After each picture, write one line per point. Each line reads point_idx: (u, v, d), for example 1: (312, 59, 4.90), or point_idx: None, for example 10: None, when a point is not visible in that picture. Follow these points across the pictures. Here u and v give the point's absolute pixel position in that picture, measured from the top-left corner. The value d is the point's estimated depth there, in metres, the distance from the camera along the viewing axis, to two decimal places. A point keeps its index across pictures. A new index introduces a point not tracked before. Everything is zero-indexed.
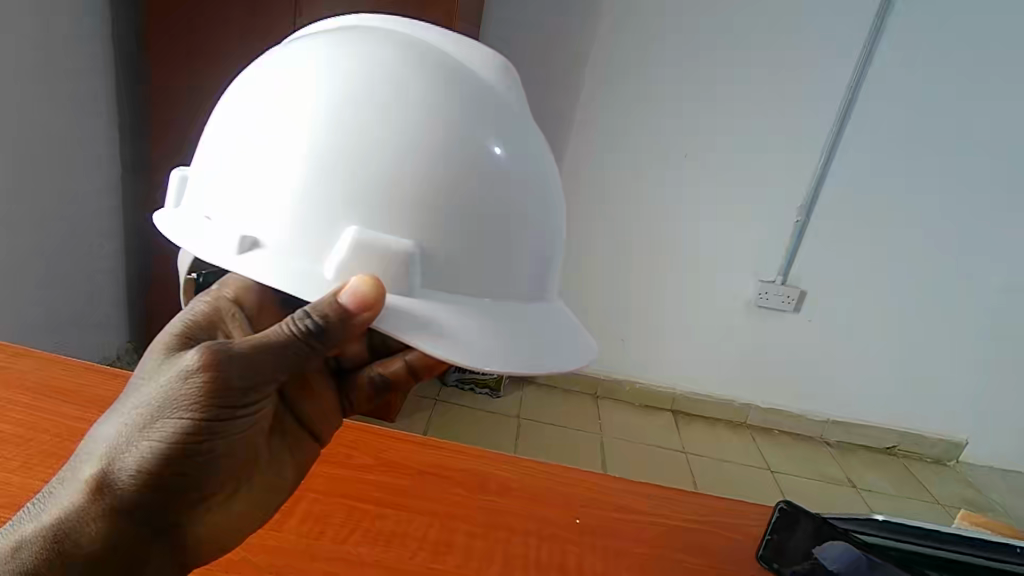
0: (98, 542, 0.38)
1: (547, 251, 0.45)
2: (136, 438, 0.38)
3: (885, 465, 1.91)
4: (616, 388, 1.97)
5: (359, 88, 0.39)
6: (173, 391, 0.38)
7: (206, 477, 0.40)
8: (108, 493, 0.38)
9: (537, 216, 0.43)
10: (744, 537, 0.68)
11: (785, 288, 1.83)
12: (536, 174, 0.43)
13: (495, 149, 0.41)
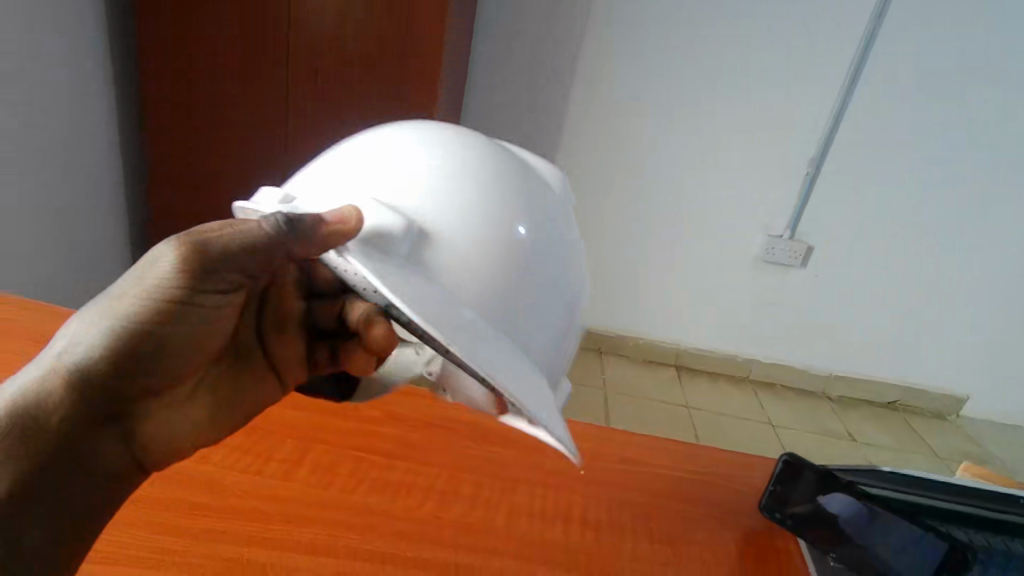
0: (48, 424, 0.37)
1: (555, 327, 0.46)
2: (102, 316, 0.38)
3: (885, 419, 1.93)
4: (619, 343, 1.98)
5: (452, 150, 0.44)
6: (145, 269, 0.39)
7: (165, 367, 0.41)
8: (64, 368, 0.37)
9: (563, 289, 0.46)
10: (748, 488, 0.69)
11: (792, 244, 1.81)
12: (572, 261, 0.47)
13: (551, 222, 0.45)
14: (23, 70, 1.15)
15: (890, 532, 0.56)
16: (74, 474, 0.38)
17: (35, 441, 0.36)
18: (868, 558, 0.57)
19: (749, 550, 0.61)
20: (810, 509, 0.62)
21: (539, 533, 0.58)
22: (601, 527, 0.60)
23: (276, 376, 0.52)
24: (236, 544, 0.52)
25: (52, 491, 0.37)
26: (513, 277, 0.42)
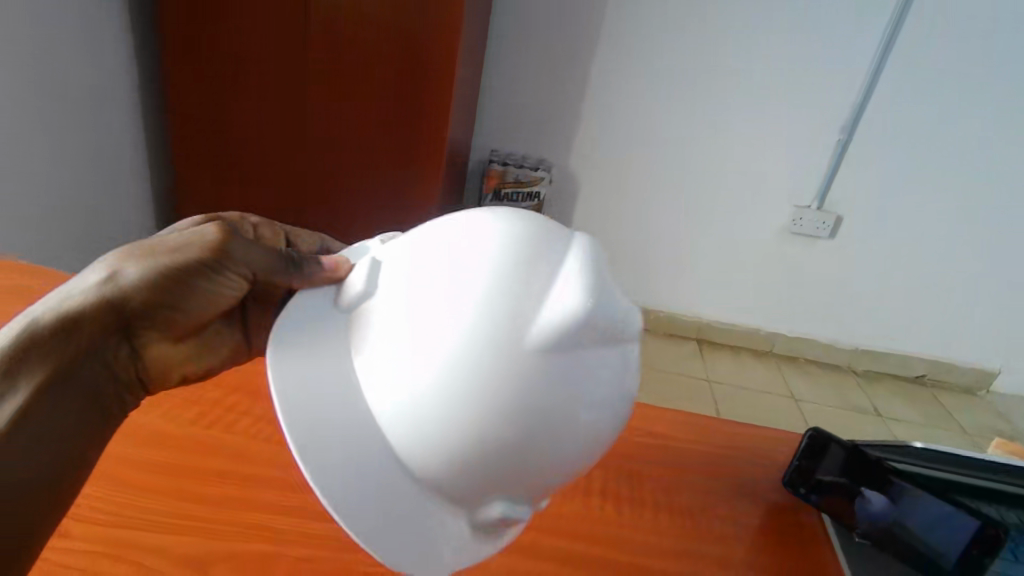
0: (82, 337, 0.42)
1: (482, 487, 0.37)
2: (155, 260, 0.44)
3: (912, 394, 1.89)
4: (640, 316, 1.97)
5: (474, 298, 0.34)
6: (196, 237, 0.45)
7: (180, 314, 0.47)
8: (114, 293, 0.43)
9: (504, 459, 0.36)
10: (772, 462, 0.68)
11: (821, 214, 1.76)
12: (549, 437, 0.36)
13: (534, 376, 0.35)
14: (45, 44, 1.14)
15: (918, 509, 0.55)
16: (88, 386, 0.44)
17: (67, 349, 0.42)
18: (898, 535, 0.56)
19: (769, 524, 0.60)
20: (835, 485, 0.61)
21: (557, 506, 0.58)
22: (621, 500, 0.60)
23: (247, 347, 0.57)
24: (256, 511, 0.52)
25: (72, 396, 0.43)
26: (432, 421, 0.35)
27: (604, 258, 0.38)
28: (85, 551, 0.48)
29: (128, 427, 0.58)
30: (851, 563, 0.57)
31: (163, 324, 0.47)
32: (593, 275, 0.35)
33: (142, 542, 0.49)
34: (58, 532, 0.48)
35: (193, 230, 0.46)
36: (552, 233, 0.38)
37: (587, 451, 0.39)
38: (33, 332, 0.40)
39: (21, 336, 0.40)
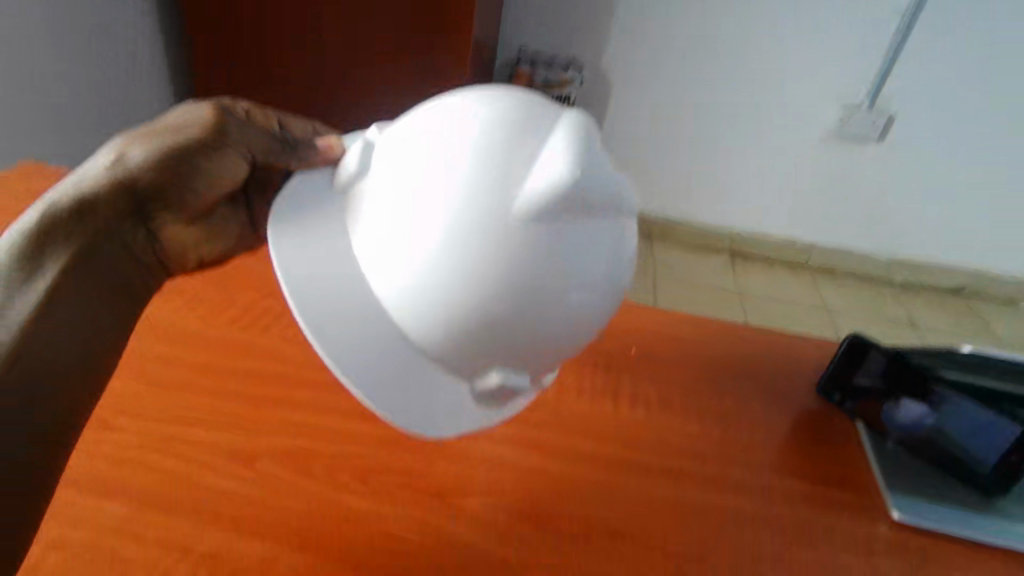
0: (96, 219, 0.44)
1: (480, 360, 0.39)
2: (157, 142, 0.45)
3: (951, 305, 1.84)
4: (671, 228, 1.92)
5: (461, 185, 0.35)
6: (194, 118, 0.46)
7: (189, 197, 0.47)
8: (121, 176, 0.45)
9: (500, 332, 0.37)
10: (806, 368, 0.67)
11: (872, 114, 1.64)
12: (544, 309, 0.37)
13: (525, 245, 0.35)
14: None
15: (961, 419, 0.55)
16: (109, 270, 0.46)
17: (85, 231, 0.44)
18: (935, 441, 0.57)
19: (800, 427, 0.60)
20: (872, 390, 0.60)
21: (587, 409, 0.58)
22: (651, 405, 0.60)
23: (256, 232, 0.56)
24: (295, 409, 0.54)
25: (94, 277, 0.45)
26: (428, 293, 0.36)
27: (595, 134, 0.37)
28: (132, 444, 0.50)
29: (165, 330, 0.59)
30: (882, 465, 0.57)
31: (175, 207, 0.47)
32: (580, 146, 0.35)
33: (185, 437, 0.51)
34: (106, 426, 0.51)
35: (191, 111, 0.47)
36: (540, 118, 0.37)
37: (582, 330, 0.40)
38: (52, 215, 0.43)
39: (42, 218, 0.43)
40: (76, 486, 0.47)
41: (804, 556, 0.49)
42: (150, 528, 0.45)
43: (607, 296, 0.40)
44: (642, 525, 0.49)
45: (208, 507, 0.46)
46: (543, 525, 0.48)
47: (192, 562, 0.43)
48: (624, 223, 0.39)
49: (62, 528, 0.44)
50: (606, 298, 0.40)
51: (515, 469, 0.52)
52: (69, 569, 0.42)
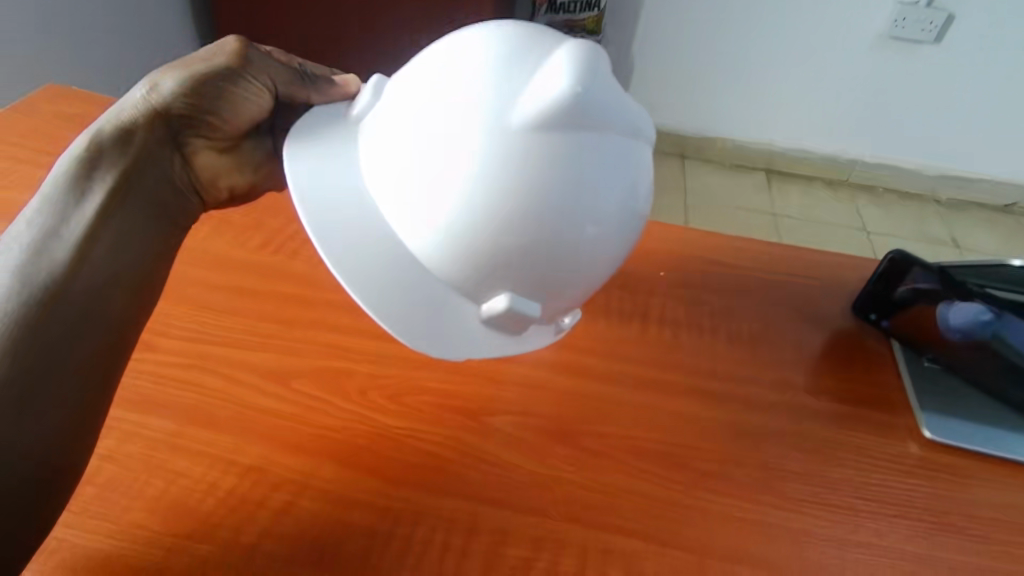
0: (133, 144, 0.45)
1: (482, 286, 0.38)
2: (185, 69, 0.45)
3: (999, 223, 1.76)
4: (704, 147, 1.85)
5: (470, 112, 0.34)
6: (219, 47, 0.46)
7: (219, 123, 0.47)
8: (153, 102, 0.45)
9: (509, 256, 0.36)
10: (842, 287, 0.65)
11: (929, 12, 1.51)
12: (548, 231, 0.36)
13: (530, 159, 0.34)
14: None
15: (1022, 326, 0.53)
16: (153, 191, 0.46)
17: (128, 156, 0.44)
18: (991, 348, 0.54)
19: (835, 347, 0.59)
20: (910, 308, 0.58)
21: (617, 329, 0.58)
22: (682, 327, 0.59)
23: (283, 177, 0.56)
24: (328, 331, 0.55)
25: (140, 200, 0.45)
26: (428, 213, 0.36)
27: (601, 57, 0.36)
28: (171, 363, 0.52)
29: (194, 253, 0.60)
30: (916, 384, 0.56)
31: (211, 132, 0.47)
32: (587, 61, 0.34)
33: (220, 357, 0.52)
34: (145, 345, 0.53)
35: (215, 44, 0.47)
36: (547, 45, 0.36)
37: (598, 259, 0.38)
38: (96, 140, 0.44)
39: (88, 144, 0.43)
40: (125, 402, 0.49)
41: (830, 472, 0.49)
42: (194, 441, 0.47)
43: (618, 227, 0.38)
44: (668, 443, 0.50)
45: (247, 423, 0.48)
46: (569, 442, 0.49)
47: (236, 473, 0.46)
48: (639, 151, 0.37)
49: (113, 440, 0.47)
50: (617, 231, 0.38)
51: (543, 388, 0.53)
52: (123, 477, 0.45)
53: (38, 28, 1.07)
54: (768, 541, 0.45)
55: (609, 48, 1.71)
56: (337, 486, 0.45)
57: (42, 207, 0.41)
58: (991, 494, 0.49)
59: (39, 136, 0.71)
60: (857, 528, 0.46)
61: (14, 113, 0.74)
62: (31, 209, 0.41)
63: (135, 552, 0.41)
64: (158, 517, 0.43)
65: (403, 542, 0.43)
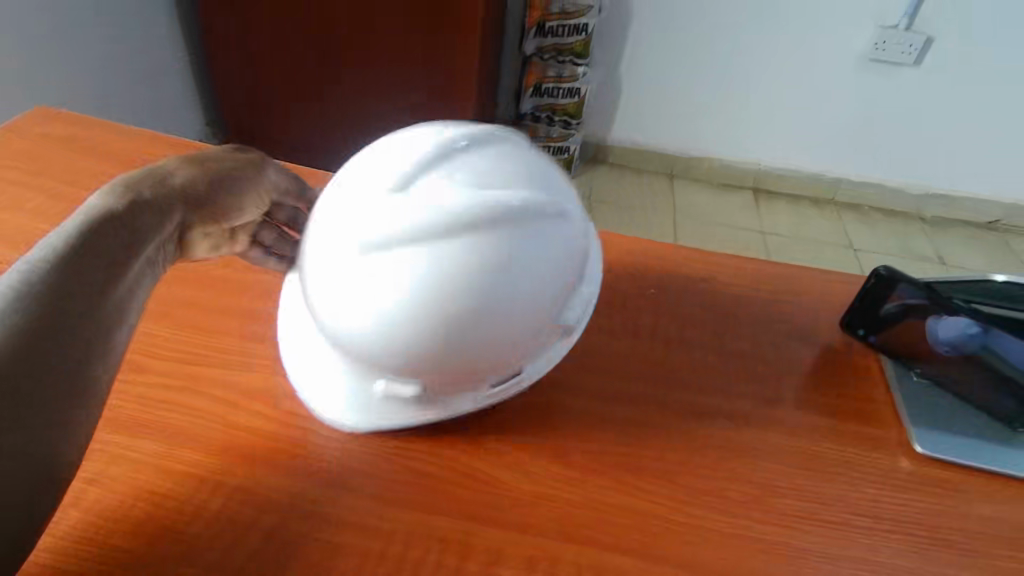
0: (148, 204, 0.47)
1: (430, 333, 0.43)
2: (201, 163, 0.51)
3: (983, 240, 1.79)
4: (693, 166, 1.88)
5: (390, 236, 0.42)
6: (229, 151, 0.53)
7: (226, 206, 0.51)
8: (169, 180, 0.49)
9: (420, 348, 0.44)
10: (829, 302, 0.66)
11: (910, 35, 1.55)
12: (484, 275, 0.42)
13: (434, 279, 0.42)
14: None
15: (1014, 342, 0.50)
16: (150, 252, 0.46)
17: (141, 214, 0.46)
18: (981, 364, 0.53)
19: (825, 362, 0.60)
20: (898, 324, 0.59)
21: (607, 345, 0.58)
22: (673, 343, 0.59)
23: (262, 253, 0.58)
24: None
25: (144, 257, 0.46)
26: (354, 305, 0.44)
27: (503, 213, 0.42)
28: (158, 383, 0.51)
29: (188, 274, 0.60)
30: (907, 397, 0.57)
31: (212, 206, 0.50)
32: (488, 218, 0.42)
33: (208, 377, 0.52)
34: (132, 365, 0.52)
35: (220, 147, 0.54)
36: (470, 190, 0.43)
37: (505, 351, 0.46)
38: (104, 200, 0.45)
39: (107, 204, 0.45)
40: (114, 423, 0.48)
41: (822, 488, 0.49)
42: (181, 463, 0.46)
43: (551, 283, 0.45)
44: (658, 459, 0.50)
45: (235, 444, 0.48)
46: (560, 459, 0.49)
47: (223, 495, 0.45)
48: (545, 279, 0.45)
49: (99, 462, 0.46)
50: (549, 283, 0.45)
51: (534, 405, 0.53)
52: (108, 501, 0.44)
53: (29, 49, 1.07)
54: (761, 557, 0.45)
55: (597, 70, 1.74)
56: (329, 507, 0.45)
57: (45, 252, 0.42)
58: (982, 507, 0.49)
59: (28, 156, 0.71)
60: (849, 544, 0.46)
61: (3, 133, 0.74)
62: (34, 256, 0.41)
63: None
64: (146, 540, 0.42)
65: (395, 563, 0.42)
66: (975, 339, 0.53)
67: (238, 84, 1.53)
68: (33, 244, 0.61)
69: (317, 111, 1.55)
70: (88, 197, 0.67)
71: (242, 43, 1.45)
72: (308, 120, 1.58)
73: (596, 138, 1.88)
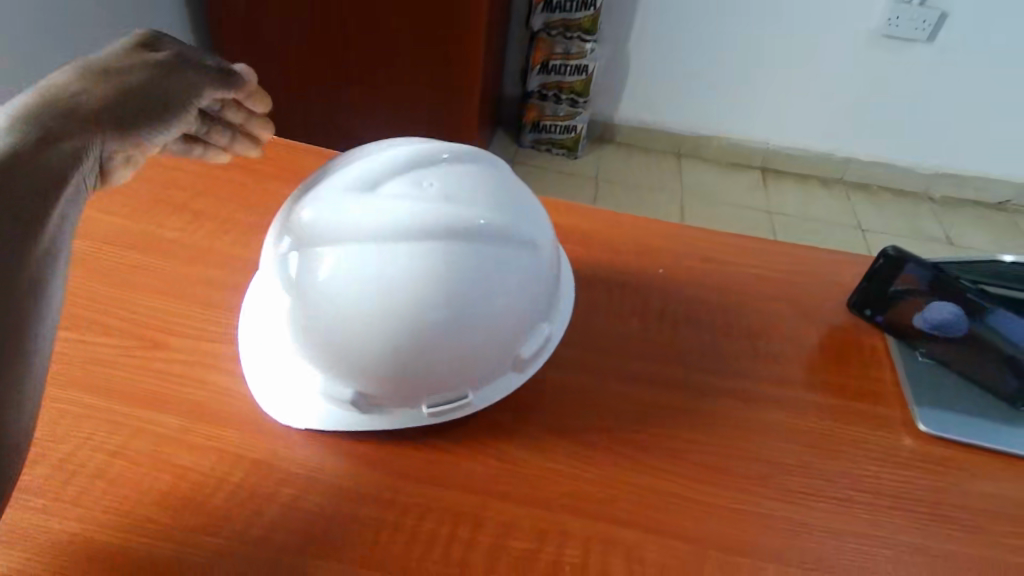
0: (70, 132, 0.38)
1: (381, 332, 0.45)
2: (110, 76, 0.42)
3: (993, 220, 1.78)
4: (700, 146, 1.86)
5: (360, 262, 0.44)
6: (134, 57, 0.44)
7: (151, 123, 0.43)
8: (79, 98, 0.39)
9: (380, 364, 0.46)
10: (835, 282, 0.66)
11: (924, 11, 1.53)
12: (435, 275, 0.44)
13: (397, 311, 0.44)
14: None
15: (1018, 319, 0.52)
16: (82, 173, 0.38)
17: (66, 143, 0.37)
18: (982, 344, 0.55)
19: (832, 342, 0.60)
20: (903, 306, 0.59)
21: (615, 325, 0.59)
22: (680, 324, 0.60)
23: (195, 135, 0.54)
24: None
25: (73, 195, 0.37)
26: (316, 316, 0.46)
27: (470, 255, 0.45)
28: (178, 361, 0.52)
29: (203, 256, 0.61)
30: (912, 377, 0.57)
31: (134, 122, 0.42)
32: (452, 262, 0.44)
33: (226, 355, 0.53)
34: (151, 343, 0.53)
35: (115, 54, 0.44)
36: (445, 229, 0.44)
37: (464, 366, 0.47)
38: (9, 127, 0.35)
39: (18, 130, 0.35)
40: (136, 399, 0.50)
41: (827, 465, 0.50)
42: (203, 438, 0.48)
43: (504, 304, 0.47)
44: (667, 437, 0.51)
45: (254, 419, 0.49)
46: (571, 437, 0.50)
47: (245, 469, 0.46)
48: (505, 312, 0.47)
49: (122, 436, 0.47)
50: (501, 305, 0.46)
51: (545, 385, 0.54)
52: (132, 474, 0.45)
53: None
54: (767, 532, 0.46)
55: (605, 47, 1.72)
56: (347, 481, 0.46)
57: None
58: (984, 484, 0.50)
59: None
60: (853, 519, 0.47)
61: None
62: None
63: (149, 544, 0.42)
64: (171, 510, 0.44)
65: (410, 534, 0.44)
66: (978, 318, 0.54)
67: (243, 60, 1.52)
68: None
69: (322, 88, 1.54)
70: None
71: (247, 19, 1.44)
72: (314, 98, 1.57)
73: (603, 117, 1.86)
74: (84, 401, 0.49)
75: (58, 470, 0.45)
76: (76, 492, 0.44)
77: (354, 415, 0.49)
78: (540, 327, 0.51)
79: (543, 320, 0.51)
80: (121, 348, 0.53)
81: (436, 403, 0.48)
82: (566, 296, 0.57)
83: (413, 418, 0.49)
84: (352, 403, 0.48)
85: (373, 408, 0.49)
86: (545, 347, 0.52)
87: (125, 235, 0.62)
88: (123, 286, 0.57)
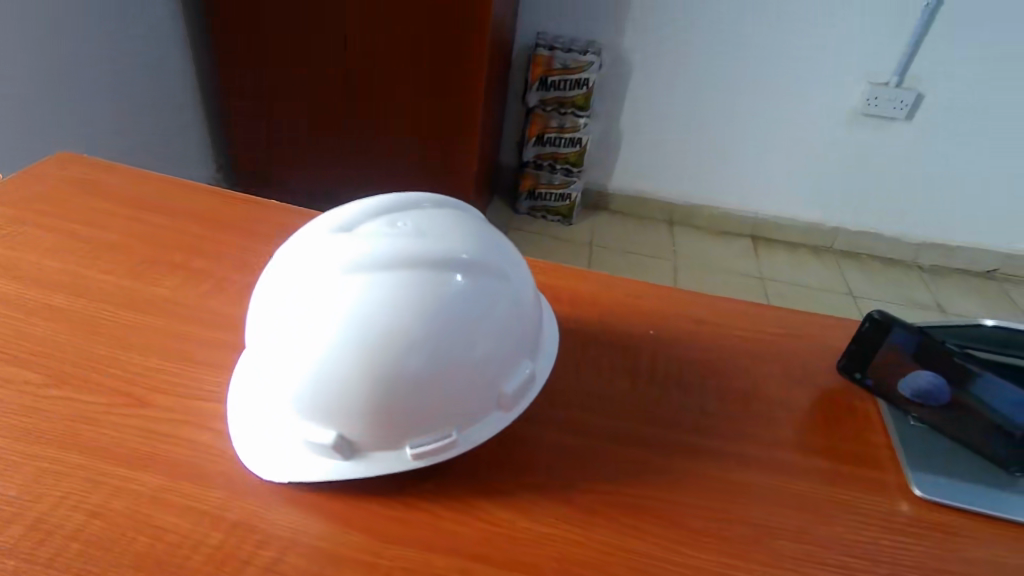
0: None
1: (363, 367, 0.45)
2: None
3: (982, 288, 1.80)
4: (691, 215, 1.91)
5: (345, 309, 0.44)
6: None
7: None
8: None
9: (357, 408, 0.46)
10: (829, 345, 0.67)
11: (900, 92, 1.61)
12: (422, 318, 0.45)
13: (380, 354, 0.45)
14: None
15: (1001, 387, 0.52)
16: None
17: None
18: (972, 409, 0.55)
19: (822, 404, 0.60)
20: (893, 368, 0.60)
21: (605, 386, 0.59)
22: (670, 383, 0.60)
23: None
24: None
25: None
26: (297, 359, 0.46)
27: (452, 297, 0.46)
28: (166, 418, 0.52)
29: (201, 318, 0.62)
30: (905, 443, 0.57)
31: None
32: (436, 305, 0.45)
33: (214, 414, 0.53)
34: (140, 401, 0.53)
35: None
36: (429, 275, 0.46)
37: (442, 404, 0.47)
38: None
39: None
40: (117, 457, 0.49)
41: (821, 530, 0.49)
42: (185, 498, 0.47)
43: (484, 332, 0.47)
44: (658, 500, 0.50)
45: (237, 479, 0.48)
46: (557, 496, 0.49)
47: (223, 529, 0.45)
48: (485, 346, 0.48)
49: (102, 494, 0.46)
50: (482, 333, 0.47)
51: (533, 447, 0.53)
52: (108, 533, 0.44)
53: (43, 91, 1.12)
54: None
55: (599, 121, 1.80)
56: (327, 543, 0.45)
57: None
58: (981, 550, 0.49)
59: (47, 198, 0.74)
60: None
61: (25, 176, 0.77)
62: None
63: None
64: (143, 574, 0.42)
65: None
66: (966, 383, 0.55)
67: (248, 128, 1.59)
68: (45, 278, 0.63)
69: (325, 156, 1.60)
70: (106, 238, 0.69)
71: (258, 94, 1.52)
72: (315, 166, 1.62)
73: (597, 187, 1.92)
74: (65, 458, 0.48)
75: (30, 534, 0.43)
76: (49, 553, 0.42)
77: (338, 459, 0.48)
78: (523, 364, 0.51)
79: (525, 356, 0.52)
80: (108, 404, 0.52)
81: (418, 444, 0.48)
82: (549, 336, 0.57)
83: (397, 463, 0.48)
84: (336, 448, 0.47)
85: (356, 453, 0.48)
86: (529, 387, 0.52)
87: (119, 294, 0.63)
88: (114, 342, 0.58)
